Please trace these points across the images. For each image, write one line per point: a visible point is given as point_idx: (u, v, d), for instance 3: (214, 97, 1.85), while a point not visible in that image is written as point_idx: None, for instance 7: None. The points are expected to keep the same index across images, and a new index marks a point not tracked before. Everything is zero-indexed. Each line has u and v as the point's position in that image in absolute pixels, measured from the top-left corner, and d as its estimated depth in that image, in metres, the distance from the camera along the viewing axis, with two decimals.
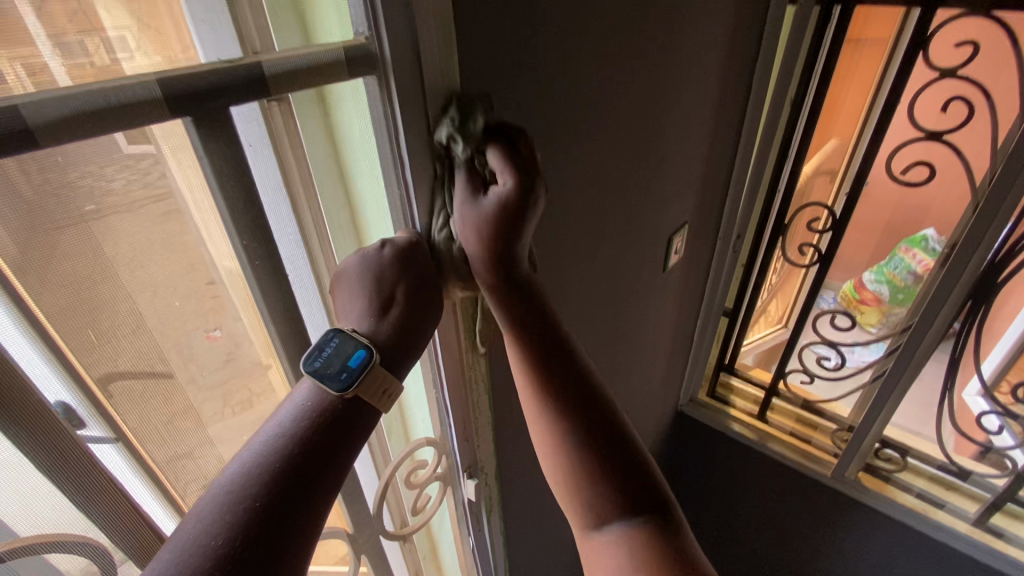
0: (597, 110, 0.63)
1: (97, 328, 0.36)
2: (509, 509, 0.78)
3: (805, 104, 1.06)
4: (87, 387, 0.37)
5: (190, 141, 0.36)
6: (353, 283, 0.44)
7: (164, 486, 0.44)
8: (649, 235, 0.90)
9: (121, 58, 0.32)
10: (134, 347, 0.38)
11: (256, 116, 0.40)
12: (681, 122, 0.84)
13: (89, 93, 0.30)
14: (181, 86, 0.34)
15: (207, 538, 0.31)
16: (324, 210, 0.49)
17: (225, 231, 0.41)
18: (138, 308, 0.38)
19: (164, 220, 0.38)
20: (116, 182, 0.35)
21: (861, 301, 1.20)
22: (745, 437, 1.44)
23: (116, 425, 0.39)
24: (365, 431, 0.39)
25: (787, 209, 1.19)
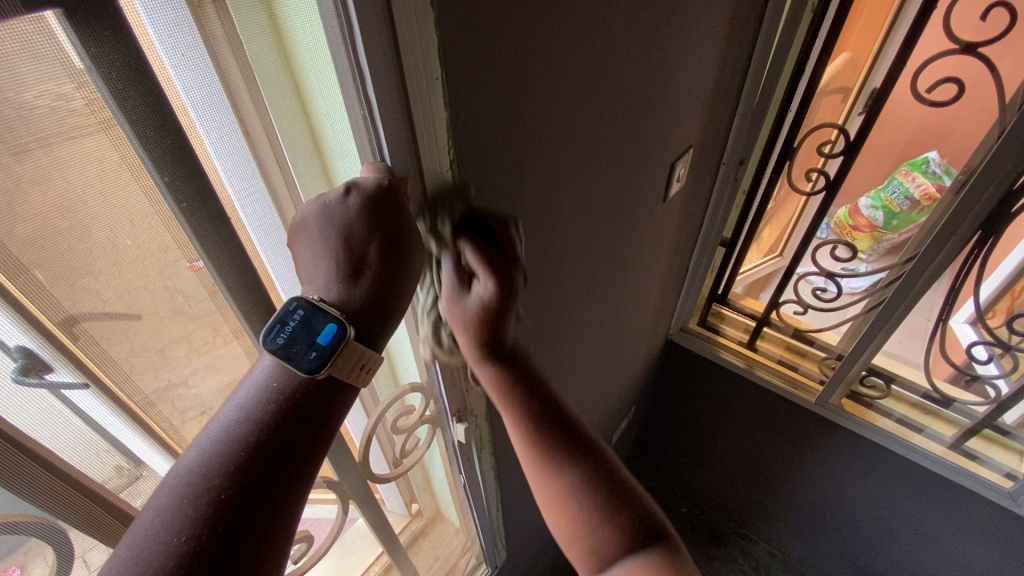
0: (601, 11, 0.54)
1: (45, 272, 0.32)
2: (500, 446, 0.77)
3: (829, 10, 0.94)
4: (48, 331, 0.34)
5: (62, 45, 0.28)
6: (317, 240, 0.38)
7: (142, 428, 0.43)
8: (650, 160, 0.83)
9: None
10: (87, 297, 0.35)
11: (184, 15, 0.32)
12: (694, 28, 0.74)
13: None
14: None
15: (168, 535, 0.29)
16: (280, 133, 0.42)
17: (143, 165, 0.34)
18: (72, 257, 0.33)
19: (89, 154, 0.31)
20: (15, 105, 0.28)
21: (855, 228, 1.18)
22: (733, 365, 1.46)
23: (88, 371, 0.38)
24: (340, 409, 0.36)
25: (797, 131, 1.11)
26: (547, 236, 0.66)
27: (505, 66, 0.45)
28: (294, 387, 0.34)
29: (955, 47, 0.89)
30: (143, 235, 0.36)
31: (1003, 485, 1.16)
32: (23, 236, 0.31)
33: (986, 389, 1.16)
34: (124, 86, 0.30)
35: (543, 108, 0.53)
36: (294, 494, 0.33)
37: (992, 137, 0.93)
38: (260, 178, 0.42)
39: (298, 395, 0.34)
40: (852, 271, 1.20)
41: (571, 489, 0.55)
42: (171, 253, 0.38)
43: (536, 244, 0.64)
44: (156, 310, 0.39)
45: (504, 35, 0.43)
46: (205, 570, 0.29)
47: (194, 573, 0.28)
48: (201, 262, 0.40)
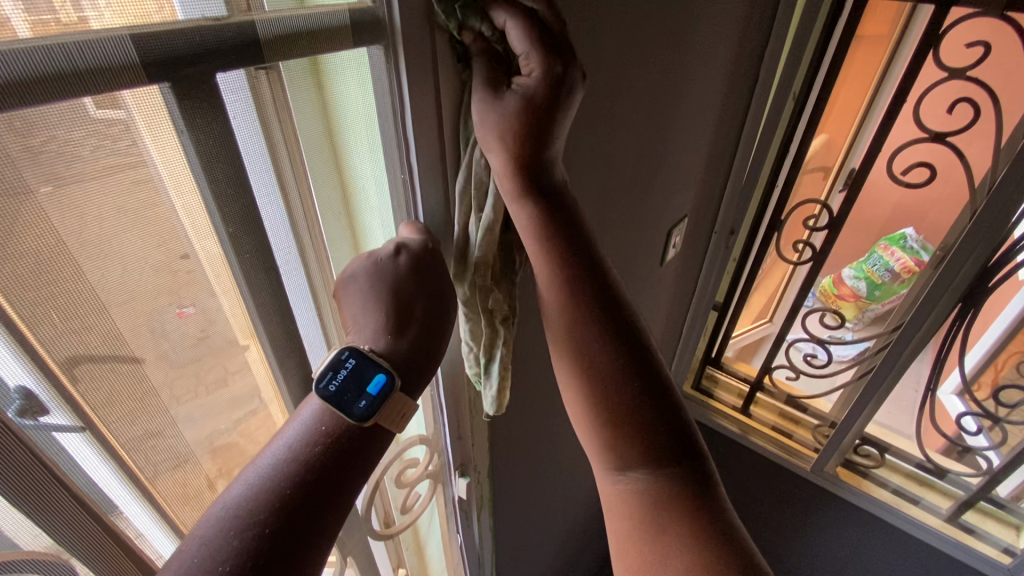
0: (612, 97, 0.60)
1: (61, 309, 0.30)
2: (499, 505, 0.76)
3: (809, 101, 1.04)
4: (48, 367, 0.30)
5: (166, 110, 0.30)
6: (363, 294, 0.40)
7: (138, 477, 0.37)
8: (649, 226, 0.87)
9: (91, 17, 0.26)
10: (101, 331, 0.32)
11: (242, 85, 0.33)
12: (691, 110, 0.80)
13: (41, 48, 0.24)
14: (161, 44, 0.28)
15: (215, 564, 0.28)
16: (313, 192, 0.42)
17: (209, 220, 0.35)
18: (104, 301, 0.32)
19: (135, 189, 0.31)
20: (85, 148, 0.28)
21: (840, 297, 1.22)
22: (728, 430, 1.50)
23: (84, 413, 0.33)
24: (373, 459, 0.36)
25: (784, 205, 1.18)
26: None
27: None
28: (338, 429, 0.34)
29: (925, 135, 0.97)
30: (175, 263, 0.34)
31: (1002, 560, 1.16)
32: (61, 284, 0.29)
33: (977, 461, 1.16)
34: (216, 152, 0.34)
35: None
36: (328, 535, 0.32)
37: (966, 218, 1.00)
38: (291, 237, 0.42)
39: (347, 436, 0.34)
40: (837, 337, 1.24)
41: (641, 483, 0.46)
42: (199, 291, 0.37)
43: None
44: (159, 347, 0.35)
45: None
46: None
47: None
48: (190, 308, 0.36)
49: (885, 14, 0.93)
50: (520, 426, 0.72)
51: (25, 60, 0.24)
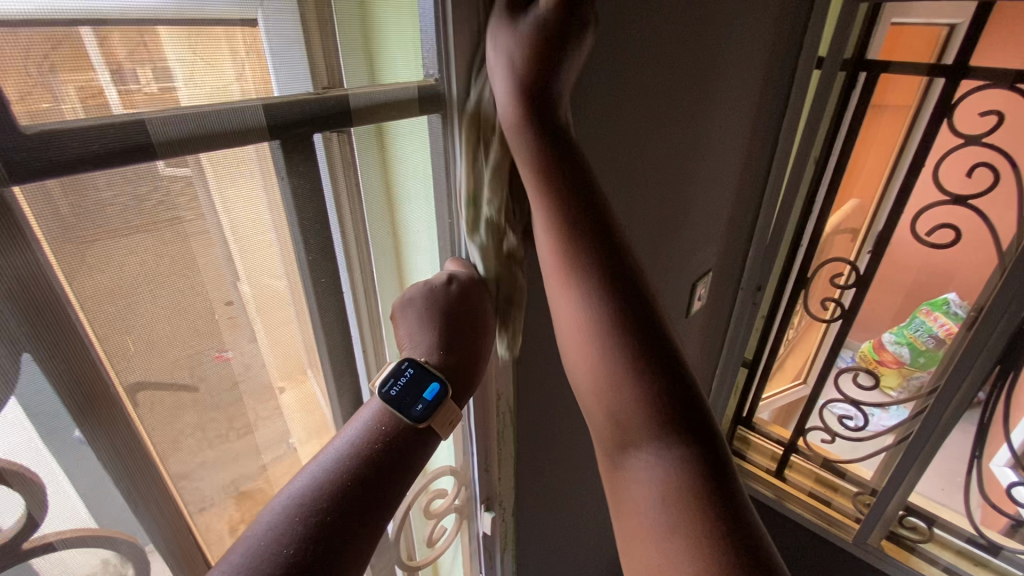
0: (636, 154, 0.65)
1: (135, 334, 0.34)
2: (524, 549, 0.76)
3: (829, 164, 1.09)
4: (116, 394, 0.34)
5: (270, 163, 0.37)
6: (419, 316, 0.46)
7: (174, 499, 0.40)
8: (673, 278, 0.90)
9: (179, 86, 0.31)
10: (146, 363, 0.35)
11: (319, 144, 0.40)
12: (710, 170, 0.85)
13: (191, 114, 0.32)
14: (282, 111, 0.37)
15: (280, 545, 0.32)
16: (370, 234, 0.47)
17: (283, 259, 0.41)
18: (171, 327, 0.36)
19: (184, 238, 0.35)
20: (139, 200, 0.32)
21: (881, 362, 1.19)
22: (763, 494, 1.44)
23: (140, 437, 0.36)
24: (423, 455, 0.41)
25: (810, 263, 1.21)
26: None
27: None
28: (397, 426, 0.41)
29: (945, 198, 1.00)
30: (220, 308, 0.38)
31: None
32: (140, 311, 0.34)
33: None
34: (305, 196, 0.41)
35: None
36: (377, 525, 0.36)
37: (996, 281, 0.99)
38: (346, 275, 0.47)
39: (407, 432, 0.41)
40: (876, 404, 1.22)
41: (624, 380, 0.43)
42: (239, 335, 0.40)
43: None
44: (199, 370, 0.38)
45: None
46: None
47: None
48: (228, 351, 0.39)
49: (902, 86, 0.98)
50: (547, 468, 0.74)
51: (187, 120, 0.32)
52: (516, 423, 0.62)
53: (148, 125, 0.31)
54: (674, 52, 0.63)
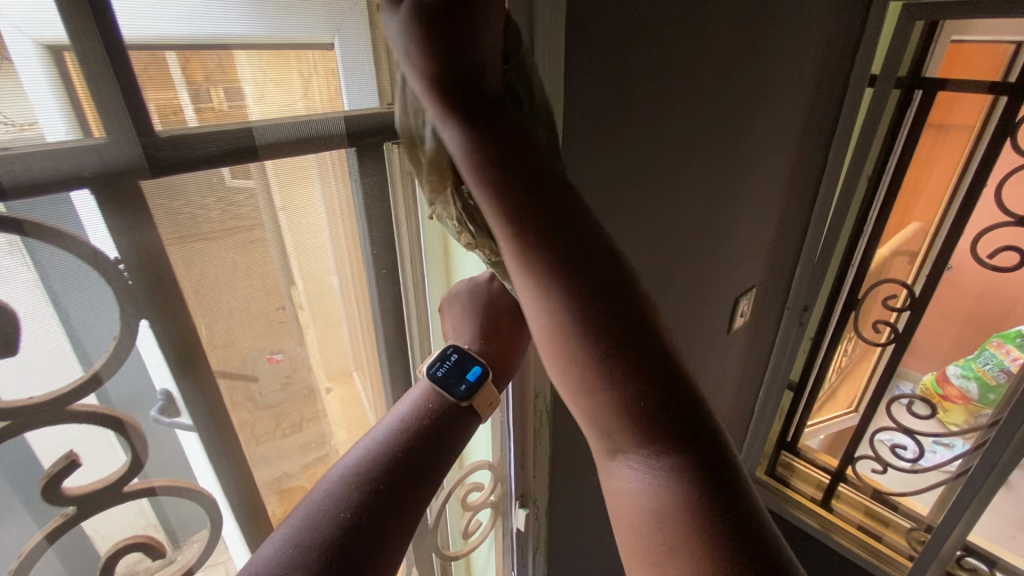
0: (681, 165, 0.67)
1: (209, 321, 0.38)
2: (557, 550, 0.78)
3: (883, 182, 1.07)
4: (183, 377, 0.39)
5: (351, 166, 0.43)
6: (464, 308, 0.50)
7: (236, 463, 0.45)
8: (713, 293, 0.91)
9: (248, 100, 0.35)
10: (205, 354, 0.39)
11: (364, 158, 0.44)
12: (755, 184, 0.85)
13: (290, 122, 0.38)
14: (364, 122, 0.42)
15: (339, 509, 0.35)
16: (423, 243, 0.52)
17: (354, 251, 0.46)
18: (232, 316, 0.40)
19: (251, 247, 0.39)
20: (215, 214, 0.36)
21: (945, 397, 1.14)
22: (807, 524, 1.39)
23: (204, 418, 0.41)
24: (467, 430, 0.45)
25: (861, 284, 1.18)
26: None
27: (603, 202, 0.57)
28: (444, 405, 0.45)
29: (1008, 220, 0.94)
30: (272, 312, 0.42)
31: None
32: (216, 298, 0.38)
33: None
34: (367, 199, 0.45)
35: (630, 233, 0.64)
36: (428, 487, 0.40)
37: None
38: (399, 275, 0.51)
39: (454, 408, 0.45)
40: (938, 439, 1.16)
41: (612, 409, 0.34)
42: (288, 341, 0.44)
43: None
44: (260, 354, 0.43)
45: (609, 173, 0.56)
46: (360, 533, 0.35)
47: (353, 537, 0.34)
48: (277, 354, 0.44)
49: (966, 106, 0.95)
50: (582, 471, 0.75)
51: (288, 128, 0.38)
52: (552, 423, 0.64)
53: (256, 131, 0.36)
54: (723, 65, 0.64)
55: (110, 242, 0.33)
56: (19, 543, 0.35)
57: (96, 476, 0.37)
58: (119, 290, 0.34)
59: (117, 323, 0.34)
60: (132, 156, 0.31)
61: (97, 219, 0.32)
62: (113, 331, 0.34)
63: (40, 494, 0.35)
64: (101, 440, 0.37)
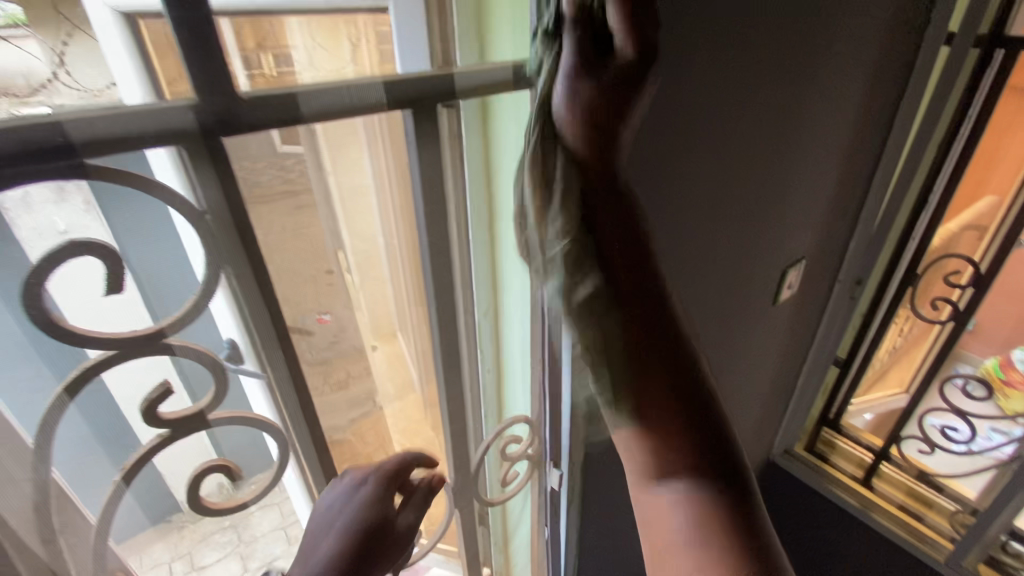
0: (740, 133, 0.64)
1: (273, 277, 0.43)
2: (589, 511, 0.80)
3: (953, 151, 1.00)
4: (250, 329, 0.42)
5: (405, 124, 0.45)
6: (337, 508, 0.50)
7: (292, 412, 0.48)
8: (760, 265, 0.89)
9: (299, 67, 0.39)
10: (257, 312, 0.42)
11: (396, 123, 0.45)
12: (813, 151, 0.82)
13: (332, 89, 0.39)
14: (400, 88, 0.42)
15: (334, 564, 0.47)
16: (471, 204, 0.55)
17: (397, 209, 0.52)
18: (291, 270, 0.45)
19: (297, 212, 0.44)
20: (267, 174, 0.40)
21: (1008, 382, 1.12)
22: (845, 501, 1.34)
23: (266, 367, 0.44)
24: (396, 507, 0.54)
25: (921, 260, 1.13)
26: None
27: (655, 169, 0.56)
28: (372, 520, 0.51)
29: None
30: (323, 275, 0.48)
31: None
32: (282, 249, 0.43)
33: None
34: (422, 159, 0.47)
35: (682, 203, 0.62)
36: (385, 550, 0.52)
37: None
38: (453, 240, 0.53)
39: (386, 509, 0.53)
40: (993, 427, 1.16)
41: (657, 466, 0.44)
42: (335, 301, 0.50)
43: None
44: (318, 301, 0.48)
45: (669, 140, 0.55)
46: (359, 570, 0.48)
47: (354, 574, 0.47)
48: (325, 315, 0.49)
49: None
50: None
51: (338, 95, 0.39)
52: None
53: (300, 97, 0.37)
54: (795, 24, 0.61)
55: (195, 192, 0.36)
56: (122, 457, 0.39)
57: (182, 404, 0.41)
58: (203, 237, 0.37)
59: (201, 266, 0.37)
60: (196, 117, 0.33)
61: (182, 172, 0.35)
62: (200, 275, 0.38)
63: (137, 413, 0.39)
64: (180, 368, 0.40)
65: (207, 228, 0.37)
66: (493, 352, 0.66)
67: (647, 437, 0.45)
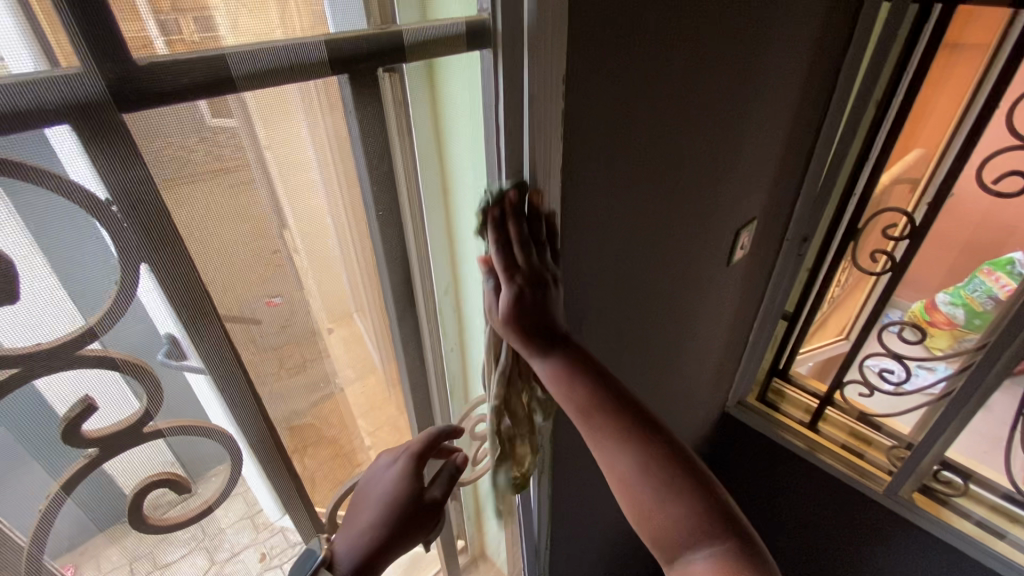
0: (690, 95, 0.64)
1: (205, 266, 0.38)
2: (558, 477, 0.82)
3: (892, 107, 1.04)
4: (190, 323, 0.38)
5: (342, 91, 0.41)
6: (374, 491, 0.57)
7: (248, 408, 0.45)
8: (715, 226, 0.90)
9: (221, 29, 0.33)
10: (190, 305, 0.38)
11: (335, 90, 0.41)
12: (762, 112, 0.82)
13: (267, 49, 0.35)
14: (346, 47, 0.40)
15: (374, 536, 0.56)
16: (420, 176, 0.51)
17: (356, 182, 0.46)
18: (224, 257, 0.38)
19: (236, 191, 0.38)
20: (200, 150, 0.35)
21: (932, 324, 1.18)
22: (796, 446, 1.42)
23: (213, 361, 0.41)
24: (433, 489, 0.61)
25: (861, 215, 1.17)
26: (625, 283, 0.74)
27: (609, 134, 0.55)
28: (406, 490, 0.59)
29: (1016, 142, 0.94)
30: (268, 255, 0.41)
31: None
32: (207, 236, 0.37)
33: None
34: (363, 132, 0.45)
35: (634, 168, 0.62)
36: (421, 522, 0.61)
37: None
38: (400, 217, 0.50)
39: (419, 484, 0.60)
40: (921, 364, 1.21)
41: (685, 524, 0.52)
42: (284, 282, 0.43)
43: (614, 289, 0.72)
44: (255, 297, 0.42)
45: (619, 103, 0.54)
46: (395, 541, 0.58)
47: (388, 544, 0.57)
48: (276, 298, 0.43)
49: (986, 20, 0.92)
50: None
51: (271, 55, 0.36)
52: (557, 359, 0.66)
53: (232, 60, 0.34)
54: None
55: (97, 182, 0.31)
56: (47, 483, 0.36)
57: (112, 421, 0.38)
58: (113, 234, 0.33)
59: (115, 264, 0.33)
60: (99, 90, 0.29)
61: (85, 154, 0.30)
62: (114, 275, 0.34)
63: (58, 440, 0.35)
64: (114, 385, 0.37)
65: (124, 219, 0.33)
66: (456, 333, 0.64)
67: (652, 502, 0.53)
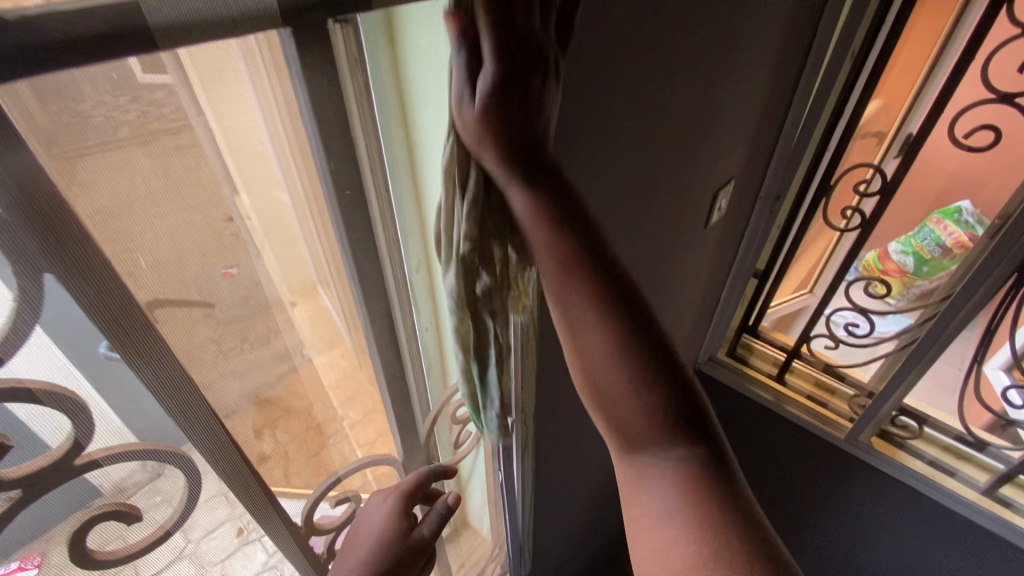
0: (676, 44, 0.58)
1: (141, 260, 0.32)
2: (541, 450, 0.81)
3: (870, 58, 1.00)
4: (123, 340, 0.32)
5: (286, 49, 0.35)
6: (367, 528, 0.58)
7: (204, 425, 0.39)
8: (695, 187, 0.86)
9: None
10: (119, 316, 0.31)
11: (278, 45, 0.34)
12: (746, 64, 0.77)
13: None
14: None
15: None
16: (384, 141, 0.45)
17: (313, 155, 0.40)
18: (163, 244, 0.33)
19: (177, 154, 0.32)
20: (114, 119, 0.29)
21: (884, 272, 1.22)
22: (762, 396, 1.49)
23: (150, 385, 0.35)
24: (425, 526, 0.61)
25: (833, 171, 1.16)
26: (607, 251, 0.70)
27: (593, 91, 0.50)
28: (395, 529, 0.58)
29: (993, 96, 0.94)
30: (221, 226, 0.36)
31: None
32: (137, 226, 0.31)
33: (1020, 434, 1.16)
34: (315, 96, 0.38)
35: (618, 128, 0.57)
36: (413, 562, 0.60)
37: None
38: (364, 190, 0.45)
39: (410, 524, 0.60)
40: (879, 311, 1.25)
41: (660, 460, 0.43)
42: (243, 255, 0.38)
43: None
44: (205, 291, 0.36)
45: (601, 55, 0.48)
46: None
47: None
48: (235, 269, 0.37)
49: None
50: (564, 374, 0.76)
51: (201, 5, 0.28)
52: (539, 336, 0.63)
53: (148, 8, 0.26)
54: None
55: None
56: None
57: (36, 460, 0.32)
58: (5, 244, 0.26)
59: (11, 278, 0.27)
60: None
61: None
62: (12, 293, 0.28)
63: None
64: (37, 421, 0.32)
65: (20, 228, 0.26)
66: (431, 311, 0.59)
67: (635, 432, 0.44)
